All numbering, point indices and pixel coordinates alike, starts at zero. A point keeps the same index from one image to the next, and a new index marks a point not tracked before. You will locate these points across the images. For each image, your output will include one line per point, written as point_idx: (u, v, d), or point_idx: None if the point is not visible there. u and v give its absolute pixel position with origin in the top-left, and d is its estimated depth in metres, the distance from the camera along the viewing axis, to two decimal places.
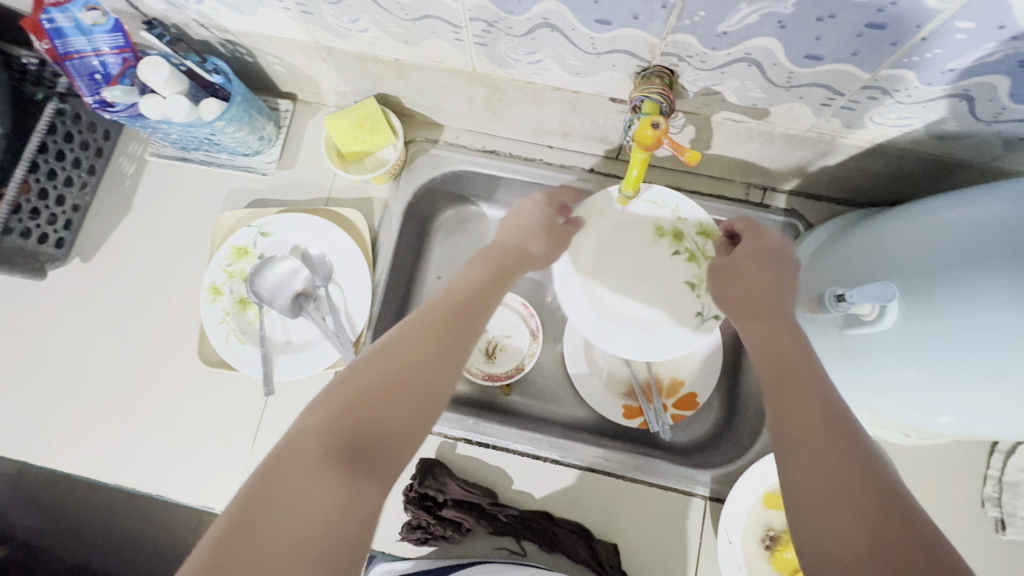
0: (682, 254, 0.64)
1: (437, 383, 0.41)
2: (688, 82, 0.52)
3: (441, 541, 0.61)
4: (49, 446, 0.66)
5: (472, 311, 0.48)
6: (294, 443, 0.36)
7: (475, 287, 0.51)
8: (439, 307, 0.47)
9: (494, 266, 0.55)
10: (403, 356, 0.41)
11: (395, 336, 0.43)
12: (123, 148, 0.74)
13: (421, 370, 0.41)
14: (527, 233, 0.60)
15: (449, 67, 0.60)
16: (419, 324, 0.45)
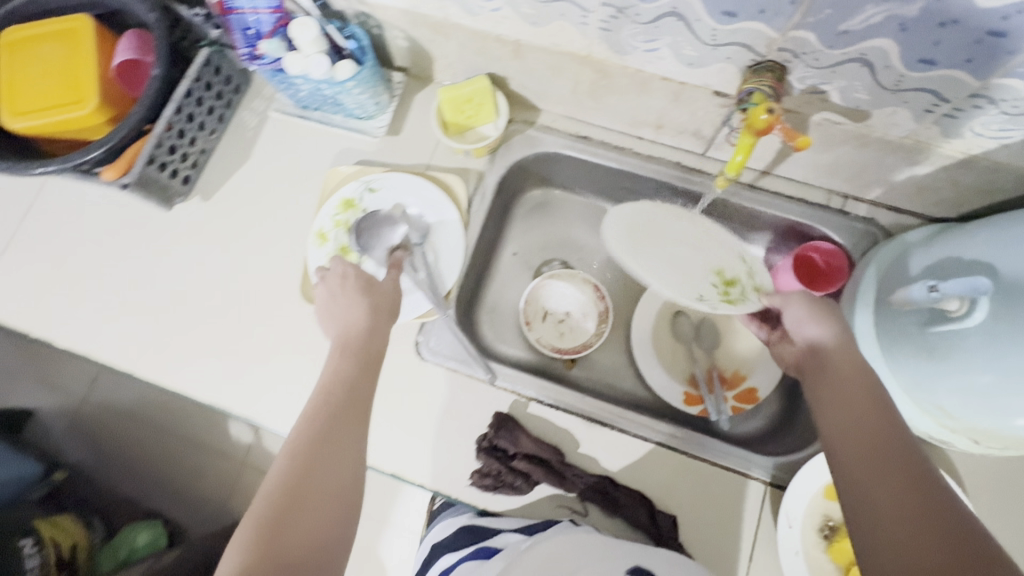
0: (720, 284, 0.67)
1: (338, 508, 0.46)
2: (797, 80, 0.56)
3: (509, 491, 0.65)
4: (158, 361, 0.73)
5: (347, 418, 0.51)
6: None
7: (339, 382, 0.54)
8: (316, 424, 0.49)
9: (354, 356, 0.56)
10: (293, 497, 0.44)
11: (280, 473, 0.46)
12: (248, 103, 0.81)
13: (318, 487, 0.46)
14: (386, 320, 0.61)
15: (565, 51, 0.65)
16: (300, 455, 0.47)
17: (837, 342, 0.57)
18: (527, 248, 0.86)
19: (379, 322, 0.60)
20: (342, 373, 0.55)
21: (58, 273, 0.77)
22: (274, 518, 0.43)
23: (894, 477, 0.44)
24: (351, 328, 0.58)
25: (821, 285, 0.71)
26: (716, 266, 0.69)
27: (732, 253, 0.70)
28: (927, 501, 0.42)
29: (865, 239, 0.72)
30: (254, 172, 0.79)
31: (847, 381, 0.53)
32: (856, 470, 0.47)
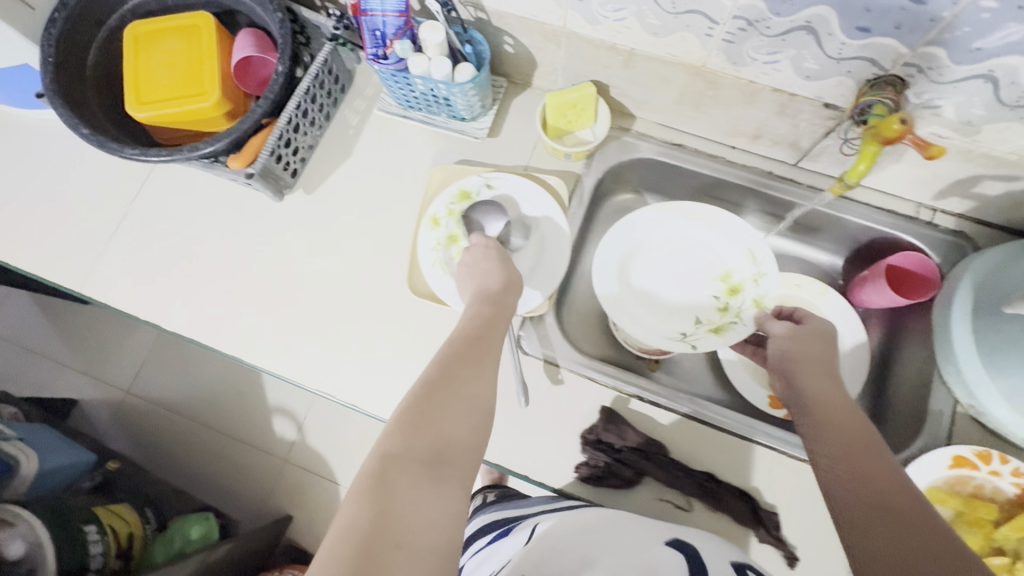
0: (721, 301, 0.79)
1: (475, 418, 0.50)
2: (915, 94, 0.59)
3: (615, 484, 0.66)
4: (268, 346, 0.76)
5: (483, 350, 0.56)
6: (389, 461, 0.42)
7: (478, 322, 0.60)
8: (457, 349, 0.56)
9: (489, 304, 0.63)
10: (439, 397, 0.49)
11: (422, 380, 0.51)
12: (350, 102, 0.84)
13: (462, 397, 0.50)
14: (514, 283, 0.67)
15: (679, 61, 0.68)
16: (443, 368, 0.52)
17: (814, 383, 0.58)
18: None
19: (508, 284, 0.66)
20: (478, 318, 0.61)
21: (167, 259, 0.79)
22: (423, 410, 0.47)
23: (862, 472, 0.47)
24: (484, 288, 0.65)
25: (909, 291, 0.75)
26: (724, 272, 0.80)
27: (743, 254, 0.79)
28: (897, 491, 0.45)
29: (955, 251, 0.74)
30: (357, 167, 0.82)
31: (823, 398, 0.56)
32: (831, 474, 0.48)
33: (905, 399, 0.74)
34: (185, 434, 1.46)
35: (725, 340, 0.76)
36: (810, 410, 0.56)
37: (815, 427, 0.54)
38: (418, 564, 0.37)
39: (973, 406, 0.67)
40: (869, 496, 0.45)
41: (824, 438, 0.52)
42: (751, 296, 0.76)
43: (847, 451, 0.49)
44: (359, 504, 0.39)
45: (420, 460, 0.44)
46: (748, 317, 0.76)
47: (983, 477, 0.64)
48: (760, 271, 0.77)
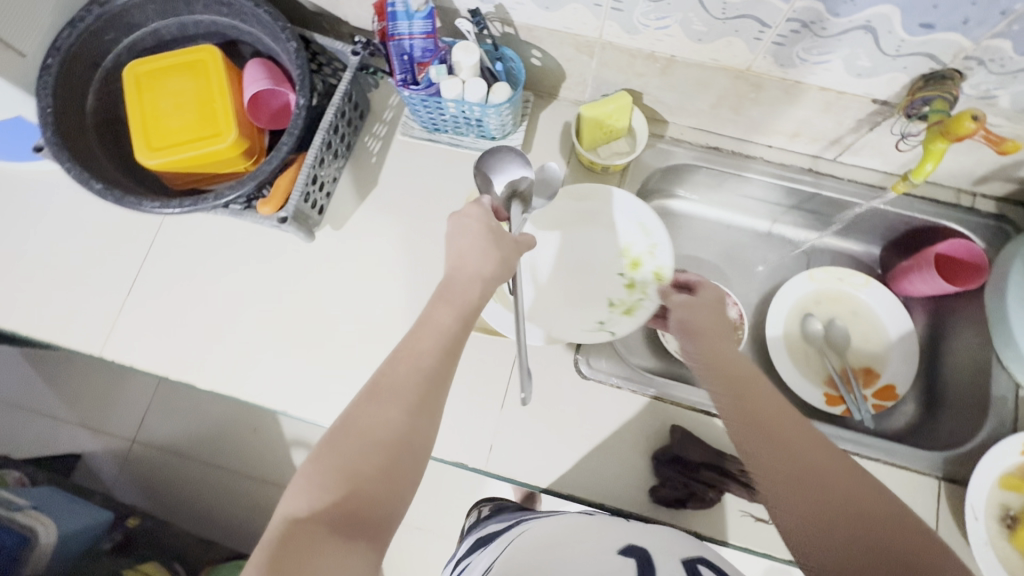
0: (626, 279, 0.76)
1: (399, 465, 0.43)
2: (971, 86, 0.58)
3: (697, 504, 0.64)
4: (311, 396, 0.70)
5: (428, 378, 0.48)
6: (296, 528, 0.38)
7: (437, 334, 0.51)
8: (396, 373, 0.48)
9: (451, 310, 0.53)
10: (355, 447, 0.43)
11: (342, 425, 0.44)
12: (369, 129, 0.80)
13: (390, 438, 0.44)
14: (486, 281, 0.56)
15: (721, 66, 0.66)
16: (372, 407, 0.45)
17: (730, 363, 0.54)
18: None
19: (476, 277, 0.56)
20: (430, 326, 0.51)
21: (191, 310, 0.74)
22: (337, 463, 0.42)
23: (803, 465, 0.43)
24: (449, 282, 0.56)
25: (960, 279, 0.74)
26: (622, 248, 0.76)
27: (635, 227, 0.75)
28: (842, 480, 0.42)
29: (997, 234, 0.75)
30: (385, 198, 0.78)
31: (754, 390, 0.50)
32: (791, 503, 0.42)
33: (961, 385, 0.75)
34: (198, 480, 1.32)
35: (637, 320, 0.73)
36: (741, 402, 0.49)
37: (750, 423, 0.47)
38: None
39: None
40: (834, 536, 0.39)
41: (771, 450, 0.45)
42: (651, 269, 0.74)
43: (803, 471, 0.43)
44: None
45: (325, 537, 0.38)
46: (652, 292, 0.74)
47: None
48: (654, 241, 0.74)
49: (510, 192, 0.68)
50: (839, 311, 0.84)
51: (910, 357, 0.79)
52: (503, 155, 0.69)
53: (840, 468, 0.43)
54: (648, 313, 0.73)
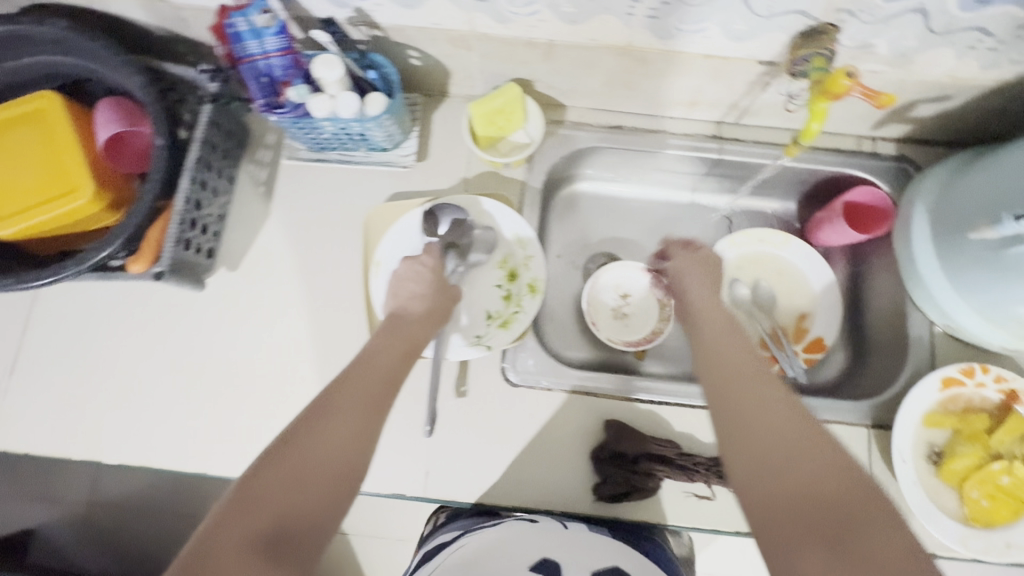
0: (502, 289, 0.69)
1: (332, 485, 0.45)
2: (847, 37, 0.57)
3: (638, 495, 0.64)
4: (233, 450, 0.66)
5: (374, 403, 0.50)
6: (214, 542, 0.40)
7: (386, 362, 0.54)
8: (344, 394, 0.50)
9: (397, 345, 0.57)
10: (288, 462, 0.45)
11: (281, 446, 0.46)
12: (252, 155, 0.75)
13: (324, 457, 0.46)
14: (431, 318, 0.61)
15: (603, 45, 0.63)
16: (315, 429, 0.47)
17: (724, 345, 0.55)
18: (569, 248, 0.86)
19: (427, 316, 0.60)
20: (381, 358, 0.55)
21: (89, 379, 0.68)
22: (270, 479, 0.44)
23: (777, 449, 0.44)
24: (401, 317, 0.59)
25: (868, 224, 0.75)
26: (499, 257, 0.70)
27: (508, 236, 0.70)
28: (818, 470, 0.43)
29: (899, 176, 0.75)
30: (279, 228, 0.73)
31: (745, 374, 0.51)
32: (763, 485, 0.44)
33: (883, 329, 0.76)
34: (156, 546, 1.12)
35: (514, 335, 0.67)
36: (728, 386, 0.51)
37: (738, 407, 0.49)
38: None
39: (949, 326, 0.69)
40: (798, 516, 0.41)
41: (754, 435, 0.46)
42: (528, 282, 0.68)
43: (781, 455, 0.44)
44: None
45: (253, 553, 0.40)
46: (529, 306, 0.68)
47: (971, 390, 0.67)
48: (529, 254, 0.69)
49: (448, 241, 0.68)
50: (764, 272, 0.84)
51: (833, 309, 0.80)
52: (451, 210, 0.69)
53: (823, 457, 0.44)
54: (524, 327, 0.67)
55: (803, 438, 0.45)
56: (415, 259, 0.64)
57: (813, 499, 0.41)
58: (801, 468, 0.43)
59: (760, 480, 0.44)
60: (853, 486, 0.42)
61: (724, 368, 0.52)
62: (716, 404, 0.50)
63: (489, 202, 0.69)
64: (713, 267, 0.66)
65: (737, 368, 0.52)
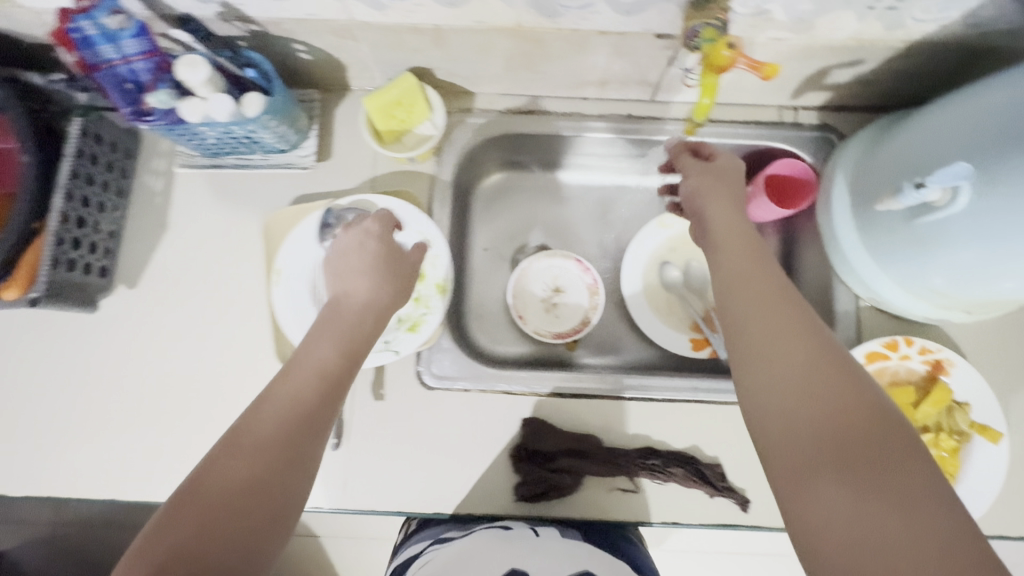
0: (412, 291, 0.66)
1: (257, 530, 0.40)
2: (739, 5, 0.54)
3: (557, 493, 0.63)
4: (142, 475, 0.64)
5: (303, 432, 0.45)
6: None
7: (316, 371, 0.49)
8: (277, 421, 0.45)
9: (340, 345, 0.51)
10: (209, 504, 0.39)
11: (223, 453, 0.42)
12: (146, 165, 0.71)
13: (253, 494, 0.41)
14: (382, 311, 0.56)
15: (491, 27, 0.59)
16: (266, 436, 0.44)
17: (755, 274, 0.50)
18: (497, 239, 0.83)
19: (369, 306, 0.55)
20: (329, 359, 0.50)
21: None
22: (195, 523, 0.38)
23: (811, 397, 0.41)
24: (352, 309, 0.54)
25: (793, 200, 0.73)
26: None
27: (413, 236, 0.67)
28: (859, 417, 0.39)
29: (823, 146, 0.73)
30: (178, 241, 0.69)
31: (768, 302, 0.47)
32: (780, 420, 0.41)
33: (813, 305, 0.74)
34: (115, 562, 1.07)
35: (422, 337, 0.64)
36: (752, 315, 0.47)
37: (762, 338, 0.45)
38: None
39: (873, 298, 0.68)
40: (816, 448, 0.39)
41: (775, 368, 0.43)
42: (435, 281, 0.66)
43: (806, 399, 0.41)
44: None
45: None
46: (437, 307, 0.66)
47: (896, 363, 0.65)
48: (435, 252, 0.67)
49: None
50: (695, 253, 0.82)
51: None
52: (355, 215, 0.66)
53: (846, 385, 0.41)
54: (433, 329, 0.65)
55: (827, 366, 0.42)
56: (358, 228, 0.60)
57: (833, 430, 0.39)
58: (825, 404, 0.40)
59: (777, 413, 0.41)
60: (878, 421, 0.39)
61: (748, 294, 0.48)
62: (736, 337, 0.47)
63: (394, 201, 0.67)
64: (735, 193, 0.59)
65: (771, 307, 0.47)
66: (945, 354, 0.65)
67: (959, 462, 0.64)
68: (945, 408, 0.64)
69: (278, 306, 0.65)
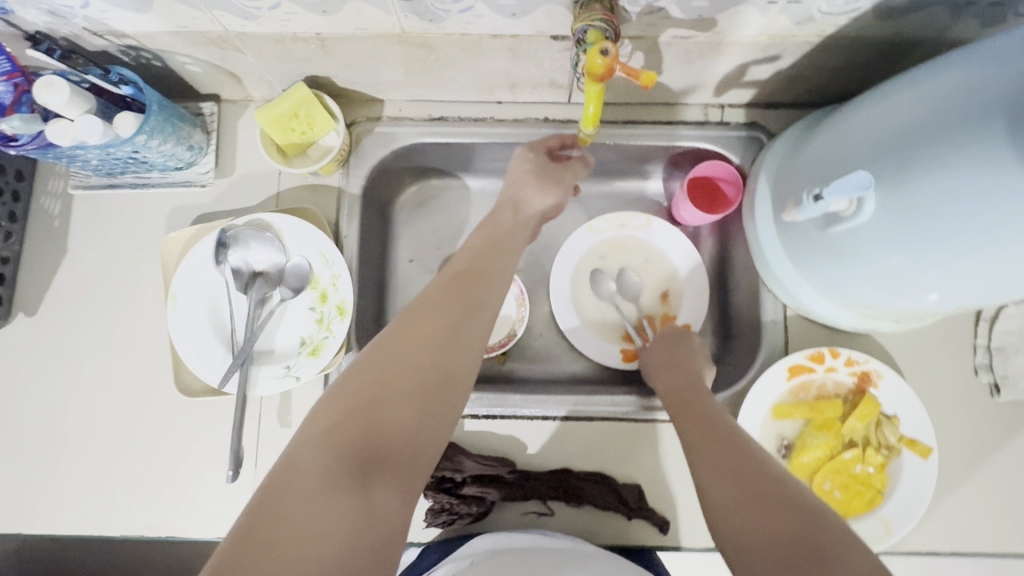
0: (316, 313, 0.64)
1: (429, 395, 0.42)
2: (629, 3, 0.50)
3: (467, 519, 0.62)
4: (46, 511, 0.62)
5: (465, 313, 0.48)
6: (298, 459, 0.38)
7: (471, 261, 0.54)
8: (436, 297, 0.49)
9: (488, 235, 0.58)
10: (402, 360, 0.43)
11: (415, 310, 0.47)
12: (42, 187, 0.68)
13: (427, 357, 0.44)
14: (524, 209, 0.62)
15: (375, 33, 0.55)
16: (437, 297, 0.49)
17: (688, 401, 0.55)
18: (423, 250, 0.77)
19: (511, 204, 0.62)
20: (479, 246, 0.56)
21: None
22: (385, 375, 0.42)
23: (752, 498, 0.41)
24: (499, 212, 0.61)
25: (723, 203, 0.70)
26: (304, 279, 0.64)
27: (314, 256, 0.64)
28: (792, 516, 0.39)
29: (751, 146, 0.69)
30: (79, 266, 0.67)
31: (712, 431, 0.49)
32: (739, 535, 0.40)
33: (744, 313, 0.70)
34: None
35: (323, 361, 0.62)
36: (700, 441, 0.48)
37: (713, 458, 0.46)
38: (383, 502, 0.37)
39: (799, 307, 0.64)
40: (774, 557, 0.38)
41: (724, 484, 0.43)
42: (334, 303, 0.63)
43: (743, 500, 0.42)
44: (329, 441, 0.39)
45: (346, 464, 0.38)
46: (338, 330, 0.63)
47: (822, 376, 0.63)
48: (335, 273, 0.64)
49: (255, 272, 0.65)
50: (629, 258, 0.77)
51: (701, 290, 0.75)
52: (253, 237, 0.63)
53: (787, 494, 0.41)
54: (334, 353, 0.62)
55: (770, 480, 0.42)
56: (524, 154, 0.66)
57: (783, 536, 0.38)
58: (759, 506, 0.41)
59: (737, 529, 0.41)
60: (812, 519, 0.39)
61: (699, 425, 0.50)
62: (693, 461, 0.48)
63: (291, 219, 0.64)
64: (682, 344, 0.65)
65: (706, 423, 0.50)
66: (873, 365, 0.62)
67: (887, 477, 0.61)
68: (873, 421, 0.62)
69: (172, 332, 0.61)
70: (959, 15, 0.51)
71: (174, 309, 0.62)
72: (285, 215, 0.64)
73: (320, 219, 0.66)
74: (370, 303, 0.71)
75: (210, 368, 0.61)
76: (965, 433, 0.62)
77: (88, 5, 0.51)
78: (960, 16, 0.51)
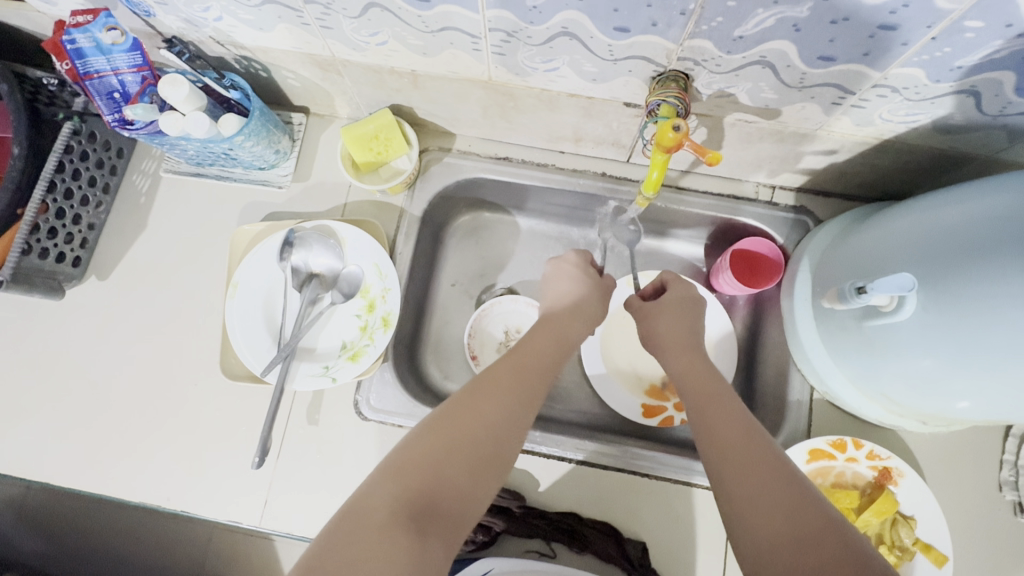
0: (361, 320, 0.68)
1: (479, 464, 0.46)
2: (703, 85, 0.54)
3: (471, 546, 0.63)
4: (77, 466, 0.65)
5: (524, 393, 0.51)
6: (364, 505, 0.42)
7: (531, 344, 0.57)
8: (495, 375, 0.52)
9: (540, 324, 0.60)
10: (457, 427, 0.47)
11: (475, 385, 0.51)
12: (136, 165, 0.74)
13: (485, 430, 0.47)
14: (576, 307, 0.62)
15: (466, 78, 0.61)
16: (497, 378, 0.52)
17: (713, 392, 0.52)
18: (466, 276, 0.80)
19: (558, 302, 0.63)
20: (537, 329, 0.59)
21: None
22: (439, 442, 0.46)
23: (772, 500, 0.42)
24: (551, 306, 0.63)
25: (764, 276, 0.72)
26: (355, 287, 0.69)
27: (369, 267, 0.69)
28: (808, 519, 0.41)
29: (797, 228, 0.72)
30: (155, 242, 0.72)
31: (741, 443, 0.47)
32: (760, 564, 0.40)
33: (771, 387, 0.71)
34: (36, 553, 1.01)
35: (361, 367, 0.65)
36: (736, 463, 0.45)
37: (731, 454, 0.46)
38: (436, 551, 0.41)
39: (827, 392, 0.65)
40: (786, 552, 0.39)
41: (744, 480, 0.44)
42: (380, 314, 0.67)
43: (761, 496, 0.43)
44: (393, 488, 0.43)
45: (405, 515, 0.41)
46: (379, 339, 0.66)
47: (842, 464, 0.63)
48: (386, 286, 0.68)
49: (311, 273, 0.69)
50: None
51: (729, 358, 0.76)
52: (315, 240, 0.68)
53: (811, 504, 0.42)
54: (372, 360, 0.66)
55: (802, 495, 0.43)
56: (560, 259, 0.68)
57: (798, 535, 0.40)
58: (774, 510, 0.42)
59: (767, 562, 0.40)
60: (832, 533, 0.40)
61: (732, 443, 0.47)
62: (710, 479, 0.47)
63: (356, 231, 0.68)
64: (690, 301, 0.63)
65: (731, 423, 0.48)
66: (895, 463, 0.62)
67: None
68: (889, 519, 0.61)
69: (228, 319, 0.65)
70: (1015, 141, 0.54)
71: (234, 298, 0.66)
72: (350, 227, 0.68)
73: (381, 232, 0.71)
74: (410, 318, 0.74)
75: (256, 356, 0.65)
76: (981, 548, 0.61)
77: (220, 20, 0.58)
78: (1016, 142, 0.54)
